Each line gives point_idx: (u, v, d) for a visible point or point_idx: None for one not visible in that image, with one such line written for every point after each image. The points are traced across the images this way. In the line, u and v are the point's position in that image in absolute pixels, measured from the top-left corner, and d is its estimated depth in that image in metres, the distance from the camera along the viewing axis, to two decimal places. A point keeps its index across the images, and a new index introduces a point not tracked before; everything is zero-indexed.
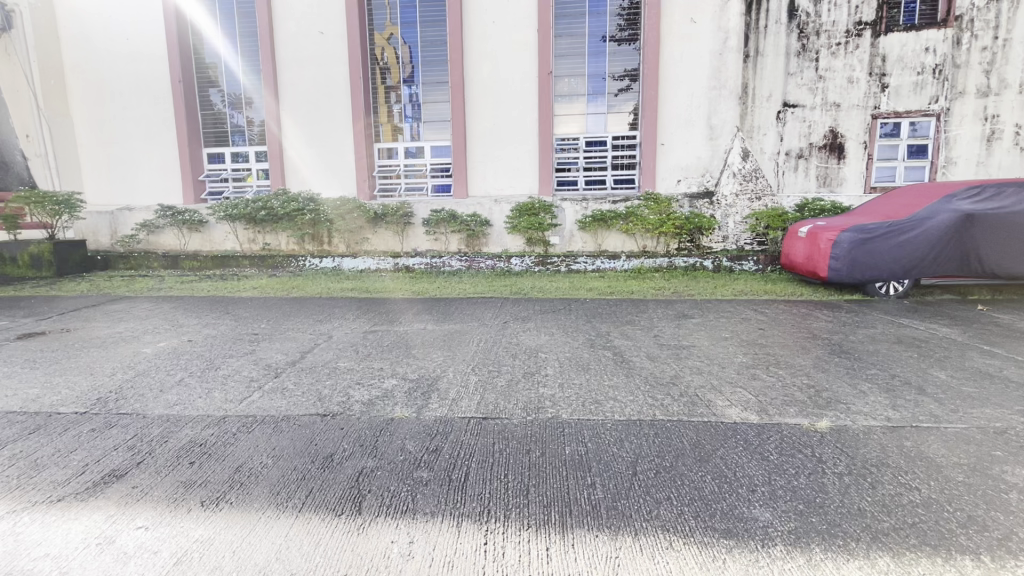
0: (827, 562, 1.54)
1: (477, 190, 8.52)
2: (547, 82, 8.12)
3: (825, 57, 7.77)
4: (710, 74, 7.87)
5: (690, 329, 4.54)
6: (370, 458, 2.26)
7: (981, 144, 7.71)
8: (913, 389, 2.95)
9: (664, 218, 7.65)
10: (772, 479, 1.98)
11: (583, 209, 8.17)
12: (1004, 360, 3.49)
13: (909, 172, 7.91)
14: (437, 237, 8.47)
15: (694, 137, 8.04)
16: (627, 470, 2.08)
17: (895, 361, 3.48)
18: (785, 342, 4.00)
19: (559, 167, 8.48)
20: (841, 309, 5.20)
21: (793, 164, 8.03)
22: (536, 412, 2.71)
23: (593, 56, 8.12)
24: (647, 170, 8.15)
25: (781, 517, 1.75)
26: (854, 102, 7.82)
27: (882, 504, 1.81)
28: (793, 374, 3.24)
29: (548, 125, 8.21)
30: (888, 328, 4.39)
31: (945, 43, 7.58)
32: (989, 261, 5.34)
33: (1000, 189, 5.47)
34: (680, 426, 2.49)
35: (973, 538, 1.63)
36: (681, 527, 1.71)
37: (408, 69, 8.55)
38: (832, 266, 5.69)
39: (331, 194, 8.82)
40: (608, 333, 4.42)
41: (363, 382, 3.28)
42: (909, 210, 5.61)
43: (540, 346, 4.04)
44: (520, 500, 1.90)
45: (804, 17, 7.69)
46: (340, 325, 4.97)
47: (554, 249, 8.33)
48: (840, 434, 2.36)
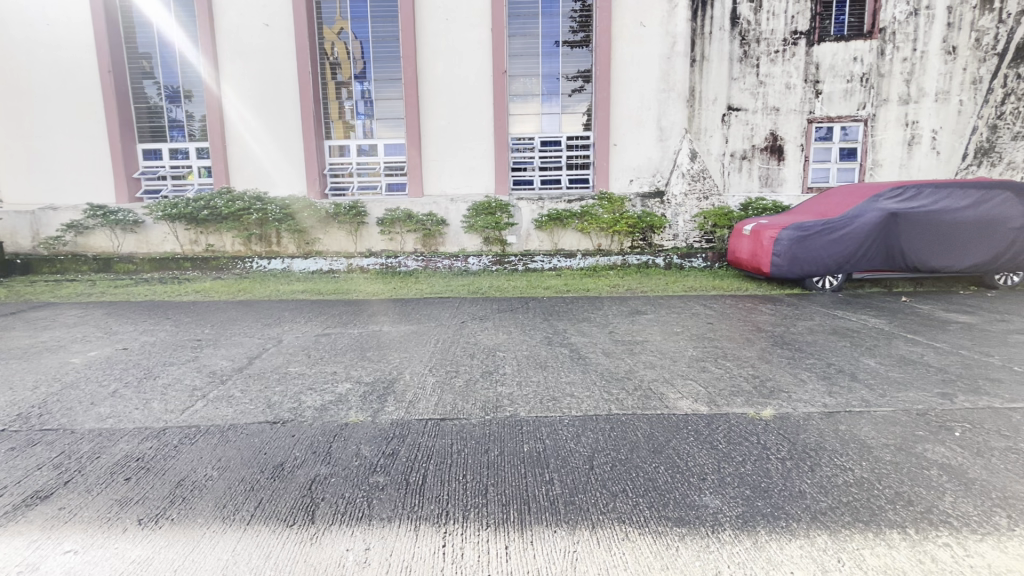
0: (771, 542, 1.62)
1: (433, 190, 8.42)
2: (502, 81, 8.13)
3: (765, 64, 8.17)
4: (659, 77, 8.12)
5: (643, 324, 4.66)
6: (323, 465, 2.19)
7: (904, 149, 8.29)
8: (846, 377, 3.14)
9: (617, 218, 7.93)
10: (721, 467, 2.07)
11: (539, 208, 8.24)
12: (926, 347, 3.78)
13: (841, 173, 8.45)
14: (392, 237, 8.32)
15: (645, 138, 8.26)
16: (585, 465, 2.12)
17: (831, 351, 3.70)
18: (733, 336, 4.19)
19: (515, 167, 8.50)
20: (783, 303, 5.50)
21: (737, 165, 8.41)
22: (494, 411, 2.71)
23: (547, 56, 8.20)
24: (600, 171, 8.31)
25: (730, 503, 1.82)
26: (792, 107, 8.28)
27: (820, 485, 1.93)
28: (740, 366, 3.39)
29: (503, 124, 8.22)
30: (824, 321, 4.66)
31: (871, 53, 8.13)
32: (912, 255, 5.80)
33: (920, 189, 5.90)
34: (634, 420, 2.55)
35: (899, 512, 1.75)
36: (637, 518, 1.75)
37: (360, 65, 8.34)
38: (775, 262, 6.01)
39: (279, 193, 8.48)
40: (565, 331, 4.48)
41: (316, 387, 3.18)
42: (842, 209, 6.00)
43: (497, 345, 4.03)
44: (479, 501, 1.89)
45: (746, 25, 8.07)
46: (291, 328, 4.78)
47: (511, 249, 8.38)
48: (782, 422, 2.49)
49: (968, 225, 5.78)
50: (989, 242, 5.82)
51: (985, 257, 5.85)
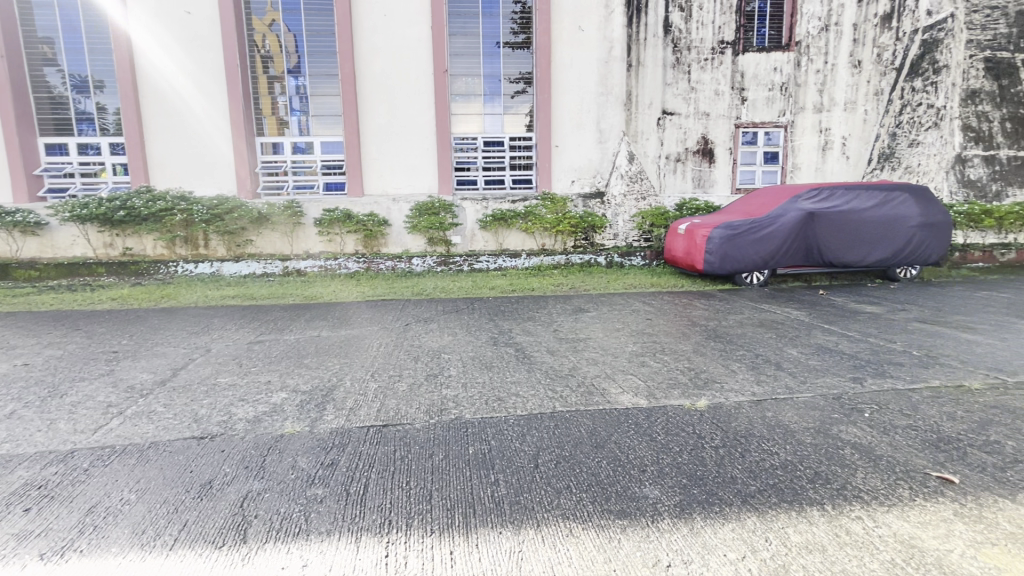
0: (705, 528, 1.69)
1: (373, 189, 8.20)
2: (443, 81, 8.03)
3: (695, 71, 8.59)
4: (598, 81, 8.33)
5: (586, 322, 4.75)
6: (256, 480, 2.07)
7: (820, 153, 8.97)
8: (772, 366, 3.36)
9: (560, 218, 8.08)
10: (660, 458, 2.15)
11: (483, 208, 8.23)
12: (840, 336, 4.11)
13: (765, 176, 9.02)
14: (331, 238, 8.04)
15: (585, 140, 8.44)
16: (530, 463, 2.13)
17: (758, 342, 3.95)
18: (670, 330, 4.37)
19: (458, 167, 8.43)
20: (715, 298, 5.80)
21: (672, 167, 8.79)
22: (439, 414, 2.67)
23: (488, 56, 8.20)
24: (543, 171, 8.42)
25: (668, 493, 1.90)
26: (721, 112, 8.75)
27: (750, 470, 2.04)
28: (676, 359, 3.53)
29: (445, 124, 8.14)
30: (751, 314, 4.96)
31: (789, 64, 8.74)
32: (827, 252, 6.28)
33: (834, 191, 6.40)
34: (578, 416, 2.60)
35: (820, 491, 1.89)
36: (581, 513, 1.78)
37: (293, 59, 7.97)
38: (707, 259, 6.33)
39: (205, 191, 7.95)
40: (510, 331, 4.49)
41: (248, 398, 2.99)
42: (767, 208, 6.41)
43: (442, 347, 3.99)
44: (423, 507, 1.85)
45: (677, 33, 8.45)
46: (220, 336, 4.50)
47: (455, 249, 8.32)
48: (715, 411, 2.62)
49: (874, 224, 6.33)
50: (892, 240, 6.40)
51: (888, 253, 6.43)
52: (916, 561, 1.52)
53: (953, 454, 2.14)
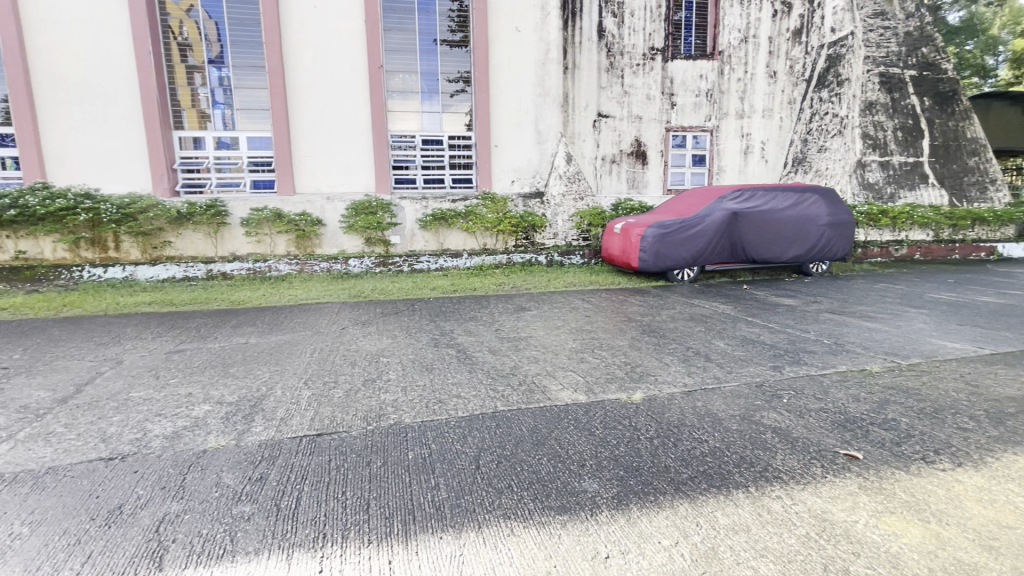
0: (641, 517, 1.75)
1: (306, 188, 7.84)
2: (378, 77, 7.81)
3: (628, 75, 8.95)
4: (536, 82, 8.40)
5: (527, 320, 4.80)
6: (174, 501, 1.91)
7: (742, 157, 9.58)
8: (702, 358, 3.54)
9: (500, 218, 8.11)
10: (598, 452, 2.20)
11: (423, 208, 8.09)
12: (762, 327, 4.41)
13: (694, 178, 9.50)
14: (260, 239, 7.62)
15: (524, 140, 8.51)
16: (471, 465, 2.11)
17: (689, 335, 4.14)
18: (607, 326, 4.50)
19: (396, 165, 8.23)
20: (650, 294, 6.04)
21: (608, 168, 9.13)
22: (377, 420, 2.59)
23: (424, 54, 8.06)
24: (483, 171, 8.40)
25: (607, 485, 1.94)
26: (652, 116, 9.14)
27: (682, 458, 2.14)
28: (614, 355, 3.64)
29: (381, 121, 7.92)
30: (683, 309, 5.20)
31: (713, 72, 9.25)
32: (750, 249, 6.71)
33: (755, 192, 6.82)
34: (519, 415, 2.61)
35: (745, 474, 2.01)
36: (521, 512, 1.79)
37: (215, 48, 7.46)
38: (641, 257, 6.58)
39: (115, 189, 7.28)
40: (451, 331, 4.44)
41: (166, 413, 2.76)
42: (695, 209, 6.76)
43: (381, 350, 3.88)
44: (359, 517, 1.78)
45: (611, 38, 8.80)
46: (133, 346, 4.12)
47: (394, 250, 8.13)
48: (650, 403, 2.72)
49: (790, 223, 6.83)
50: (805, 237, 6.93)
51: (803, 249, 6.96)
52: (827, 534, 1.65)
53: (857, 432, 2.34)
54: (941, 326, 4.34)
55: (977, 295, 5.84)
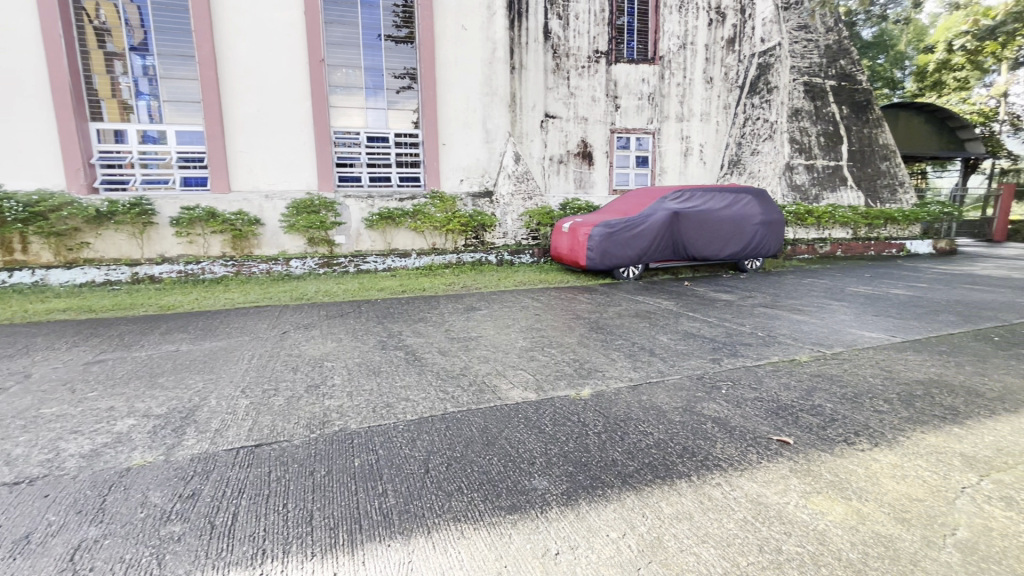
0: (589, 511, 1.78)
1: (242, 186, 7.44)
2: (319, 71, 7.53)
3: (574, 77, 9.13)
4: (483, 81, 8.37)
5: (478, 320, 4.78)
6: (92, 526, 1.75)
7: (682, 158, 9.98)
8: (646, 353, 3.65)
9: (449, 217, 8.04)
10: (548, 449, 2.22)
11: (369, 206, 7.88)
12: (702, 322, 4.61)
13: (638, 179, 9.81)
14: (191, 240, 7.17)
15: (472, 139, 8.46)
16: (419, 469, 2.07)
17: (635, 331, 4.27)
18: (557, 324, 4.56)
19: (340, 163, 7.97)
20: (597, 292, 6.17)
21: (556, 168, 9.27)
22: (321, 427, 2.50)
23: (368, 48, 7.82)
24: (431, 169, 8.28)
25: (556, 482, 1.96)
26: (597, 117, 9.36)
27: (629, 451, 2.19)
28: (563, 352, 3.69)
29: (323, 117, 7.63)
30: (629, 306, 5.35)
31: (655, 76, 9.57)
32: (691, 247, 7.00)
33: (695, 192, 7.13)
34: (469, 416, 2.59)
35: (687, 464, 2.09)
36: (472, 514, 1.77)
37: (137, 34, 6.93)
38: (589, 256, 6.72)
39: (22, 185, 6.61)
40: (400, 333, 4.34)
41: (83, 429, 2.53)
42: (639, 208, 6.97)
43: (325, 354, 3.74)
44: (302, 530, 1.71)
45: (556, 40, 8.94)
46: (45, 358, 3.75)
47: (339, 250, 7.87)
48: (598, 399, 2.78)
49: (726, 222, 7.18)
50: (741, 236, 7.30)
51: (739, 247, 7.33)
52: (762, 516, 1.74)
53: (788, 419, 2.50)
54: (859, 317, 4.70)
55: (890, 287, 6.37)
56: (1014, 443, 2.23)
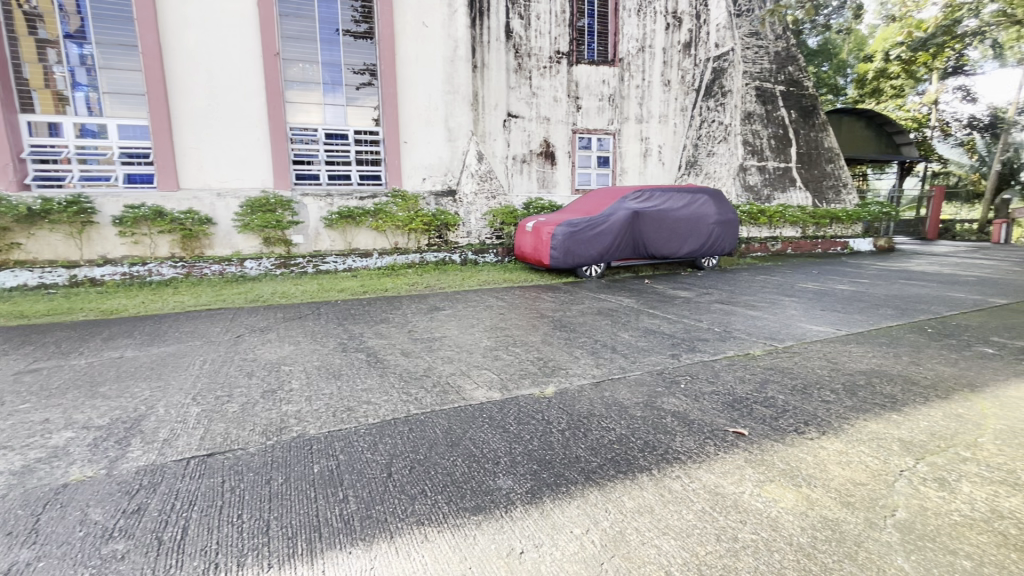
0: (554, 508, 1.79)
1: (192, 183, 7.11)
2: (273, 65, 7.28)
3: (536, 77, 9.18)
4: (444, 79, 8.29)
5: (441, 320, 4.74)
6: (24, 548, 1.63)
7: (642, 159, 10.21)
8: (609, 350, 3.71)
9: (412, 215, 7.94)
10: (512, 448, 2.22)
11: (328, 205, 7.69)
12: (662, 319, 4.72)
13: (600, 179, 9.96)
14: (137, 240, 6.80)
15: (434, 138, 8.38)
16: (381, 473, 2.03)
17: (597, 329, 4.33)
18: (521, 323, 4.57)
19: (297, 160, 7.71)
20: (561, 290, 6.23)
21: (518, 167, 9.30)
22: (278, 433, 2.41)
23: (326, 43, 7.61)
24: (392, 168, 8.14)
25: (521, 481, 1.96)
26: (559, 117, 9.44)
27: (592, 447, 2.22)
28: (527, 350, 3.71)
29: (279, 112, 7.38)
30: (591, 304, 5.42)
31: (615, 78, 9.74)
32: (651, 246, 7.17)
33: (654, 192, 7.31)
34: (432, 417, 2.56)
35: (648, 458, 2.13)
36: (436, 516, 1.75)
37: (73, 21, 6.49)
38: (552, 255, 6.78)
39: None
40: (361, 335, 4.25)
41: (15, 444, 2.35)
42: (601, 208, 7.09)
43: (283, 358, 3.61)
44: (258, 541, 1.64)
45: (518, 39, 8.97)
46: None
47: (297, 250, 7.64)
48: (561, 396, 2.81)
49: (684, 221, 7.39)
50: (698, 234, 7.53)
51: (696, 245, 7.56)
52: (719, 506, 1.80)
53: (744, 411, 2.59)
54: (808, 312, 4.94)
55: (835, 284, 6.71)
56: (945, 427, 2.40)
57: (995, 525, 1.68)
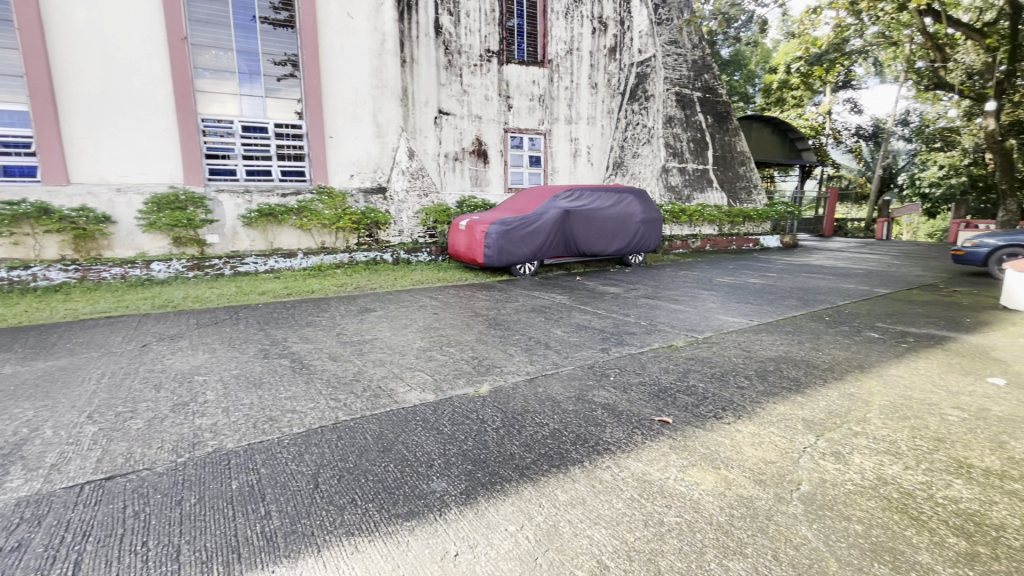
0: (488, 508, 1.79)
1: (85, 177, 6.40)
2: (180, 50, 6.71)
3: (466, 75, 9.13)
4: (371, 73, 8.03)
5: (373, 322, 4.59)
6: None
7: (571, 159, 10.46)
8: (542, 346, 3.77)
9: (339, 213, 7.63)
10: (446, 450, 2.19)
11: (246, 202, 7.21)
12: (592, 314, 4.87)
13: (531, 178, 10.10)
14: (17, 241, 6.02)
15: (362, 133, 8.09)
16: (308, 485, 1.93)
17: (531, 326, 4.38)
18: (455, 323, 4.53)
19: (210, 154, 7.15)
20: (495, 288, 6.24)
21: (451, 165, 9.21)
22: (191, 449, 2.23)
23: (240, 30, 7.11)
24: (317, 164, 7.78)
25: (455, 482, 1.94)
26: (491, 116, 9.46)
27: (526, 444, 2.24)
28: (461, 350, 3.68)
29: (187, 102, 6.81)
30: (525, 301, 5.48)
31: (544, 78, 9.91)
32: (581, 243, 7.36)
33: (583, 191, 7.50)
34: (363, 423, 2.47)
35: (581, 451, 2.19)
36: (367, 526, 1.69)
37: None
38: (486, 253, 6.78)
39: None
40: (285, 340, 4.02)
41: None
42: (532, 206, 7.16)
43: (196, 367, 3.34)
44: (166, 569, 1.50)
45: (448, 36, 8.87)
46: None
47: (212, 250, 7.09)
48: (496, 395, 2.81)
49: (612, 219, 7.65)
50: (625, 232, 7.83)
51: (623, 242, 7.86)
52: (647, 493, 1.88)
53: (669, 399, 2.73)
54: (724, 305, 5.29)
55: (747, 277, 7.25)
56: (840, 406, 2.66)
57: (881, 491, 1.89)
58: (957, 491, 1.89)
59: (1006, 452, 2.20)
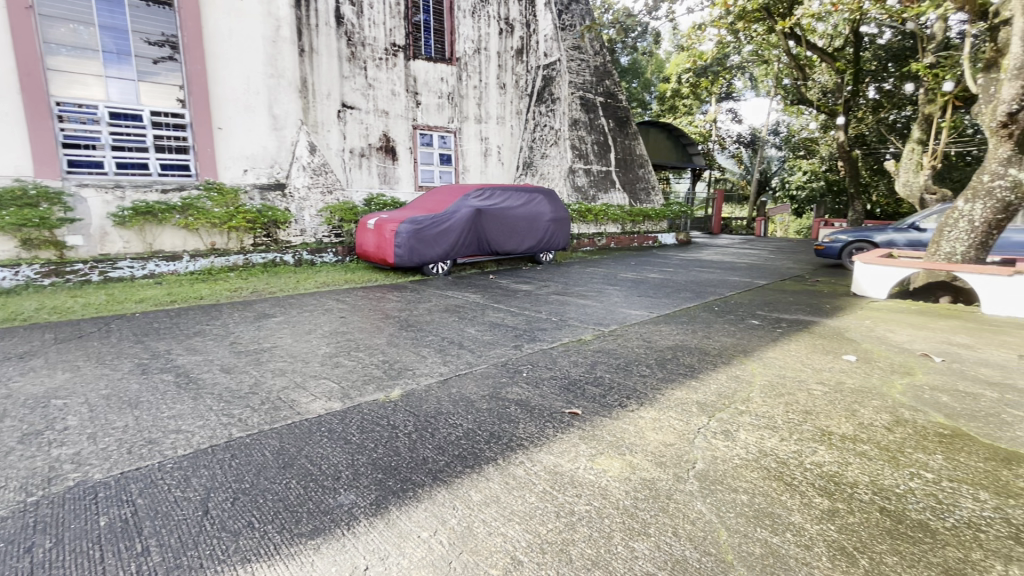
0: (400, 515, 1.74)
1: None
2: (25, 21, 5.74)
3: (371, 68, 8.80)
4: (266, 61, 7.54)
5: (272, 328, 4.27)
6: None
7: (482, 158, 10.48)
8: (455, 346, 3.73)
9: (231, 211, 6.93)
10: (353, 460, 2.09)
11: (116, 198, 6.38)
12: (505, 312, 4.91)
13: (442, 175, 9.99)
14: None
15: (256, 125, 7.50)
16: (196, 512, 1.74)
17: (444, 326, 4.32)
18: (364, 326, 4.34)
19: (68, 143, 6.23)
20: (406, 289, 6.09)
21: (357, 161, 8.82)
22: (47, 484, 1.92)
23: (103, 3, 6.26)
24: (204, 157, 7.07)
25: (363, 493, 1.86)
26: (398, 112, 9.20)
27: (440, 446, 2.21)
28: (370, 355, 3.53)
29: (36, 82, 5.86)
30: (437, 301, 5.39)
31: (452, 76, 9.83)
32: (492, 242, 7.41)
33: (494, 191, 7.55)
34: (261, 439, 2.28)
35: (495, 449, 2.19)
36: (266, 549, 1.56)
37: None
38: (396, 253, 6.60)
39: None
40: (168, 352, 3.60)
41: None
42: (443, 206, 7.08)
43: (54, 389, 2.88)
44: None
45: (350, 26, 8.46)
46: None
47: (74, 254, 6.18)
48: (407, 399, 2.73)
49: (522, 219, 7.78)
50: (535, 232, 8.01)
51: (534, 242, 8.04)
52: (558, 484, 1.93)
53: (578, 392, 2.83)
54: (627, 299, 5.59)
55: (648, 273, 7.73)
56: (729, 388, 2.93)
57: (762, 463, 2.10)
58: (821, 456, 2.16)
59: (857, 419, 2.55)
